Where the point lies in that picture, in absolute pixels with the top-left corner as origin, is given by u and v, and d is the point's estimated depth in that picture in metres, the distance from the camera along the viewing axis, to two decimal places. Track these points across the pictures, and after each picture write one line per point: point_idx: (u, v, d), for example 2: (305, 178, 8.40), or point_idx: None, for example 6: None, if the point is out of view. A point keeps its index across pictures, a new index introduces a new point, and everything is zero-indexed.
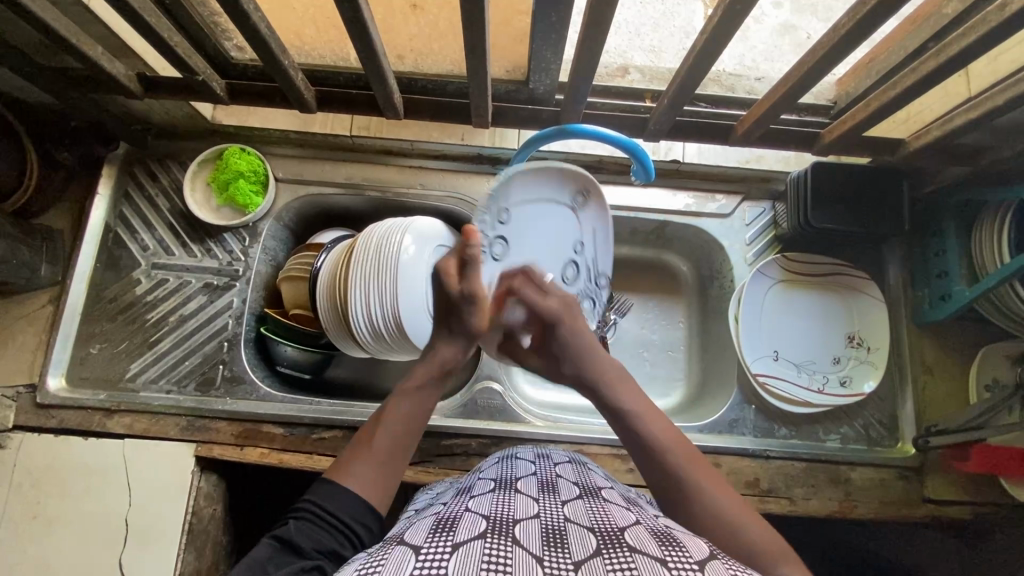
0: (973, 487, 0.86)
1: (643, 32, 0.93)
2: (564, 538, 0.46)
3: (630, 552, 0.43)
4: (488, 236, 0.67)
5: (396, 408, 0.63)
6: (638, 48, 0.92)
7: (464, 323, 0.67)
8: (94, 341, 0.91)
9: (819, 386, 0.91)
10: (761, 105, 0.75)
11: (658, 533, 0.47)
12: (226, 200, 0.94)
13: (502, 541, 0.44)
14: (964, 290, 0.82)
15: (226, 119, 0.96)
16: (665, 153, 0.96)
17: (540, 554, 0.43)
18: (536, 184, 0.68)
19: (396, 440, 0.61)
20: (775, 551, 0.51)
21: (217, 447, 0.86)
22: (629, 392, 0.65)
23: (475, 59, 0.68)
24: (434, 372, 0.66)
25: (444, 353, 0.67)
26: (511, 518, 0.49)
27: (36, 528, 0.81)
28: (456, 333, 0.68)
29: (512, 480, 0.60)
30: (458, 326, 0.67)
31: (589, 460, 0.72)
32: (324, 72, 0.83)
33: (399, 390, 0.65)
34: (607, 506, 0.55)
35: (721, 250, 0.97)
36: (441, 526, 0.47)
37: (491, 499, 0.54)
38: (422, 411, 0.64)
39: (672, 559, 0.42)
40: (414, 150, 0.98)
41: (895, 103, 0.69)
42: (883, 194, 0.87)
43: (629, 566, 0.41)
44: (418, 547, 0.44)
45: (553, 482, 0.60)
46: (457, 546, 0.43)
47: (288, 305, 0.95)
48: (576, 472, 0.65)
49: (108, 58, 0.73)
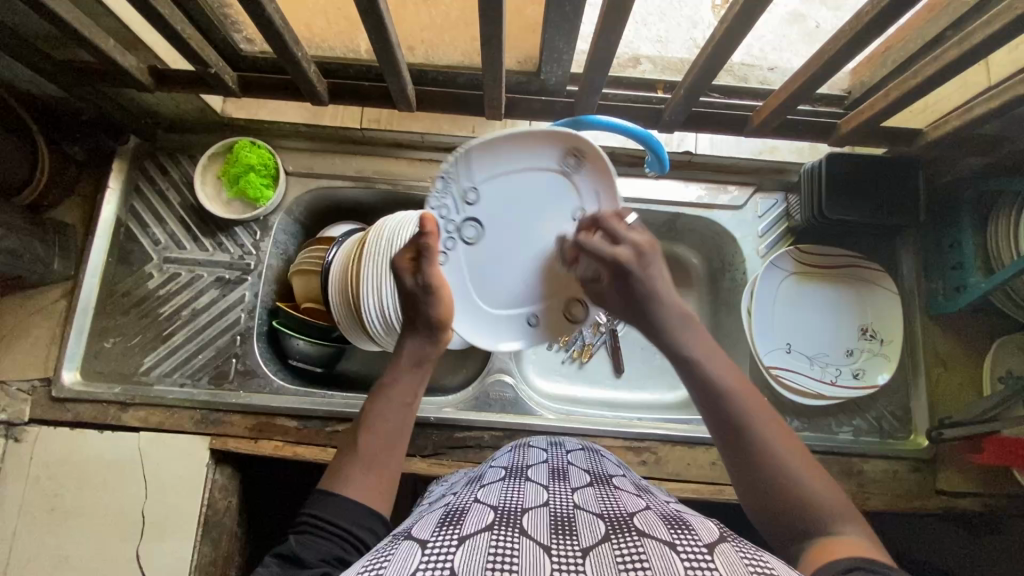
0: (985, 478, 0.86)
1: (649, 21, 0.88)
2: (573, 527, 0.46)
3: (638, 536, 0.43)
4: (452, 221, 0.57)
5: (375, 408, 0.59)
6: (645, 38, 0.89)
7: (425, 315, 0.60)
8: (108, 336, 0.91)
9: (831, 378, 0.91)
10: (778, 96, 0.74)
11: (668, 519, 0.47)
12: (236, 193, 0.93)
13: (509, 532, 0.44)
14: (980, 281, 0.82)
15: (236, 113, 0.95)
16: (677, 144, 0.95)
17: (547, 542, 0.43)
18: (515, 146, 0.54)
19: (386, 436, 0.58)
20: (837, 507, 0.48)
21: (232, 440, 0.86)
22: (692, 337, 0.58)
23: (489, 48, 0.67)
24: (412, 365, 0.62)
25: (411, 348, 0.62)
26: (519, 508, 0.49)
27: (54, 521, 0.82)
28: (418, 327, 0.61)
29: (523, 469, 0.60)
30: (420, 320, 0.61)
31: (603, 447, 0.72)
32: (335, 65, 0.83)
33: (376, 391, 0.61)
34: (619, 493, 0.55)
35: (733, 242, 0.97)
36: (449, 520, 0.47)
37: (501, 489, 0.54)
38: (402, 406, 0.60)
39: (681, 542, 0.42)
40: (424, 142, 0.97)
41: (915, 92, 0.68)
42: (899, 185, 0.86)
43: (637, 549, 0.41)
44: (425, 542, 0.43)
45: (564, 470, 0.60)
46: (463, 539, 0.43)
47: (300, 299, 0.95)
48: (588, 459, 0.65)
49: (119, 51, 0.73)
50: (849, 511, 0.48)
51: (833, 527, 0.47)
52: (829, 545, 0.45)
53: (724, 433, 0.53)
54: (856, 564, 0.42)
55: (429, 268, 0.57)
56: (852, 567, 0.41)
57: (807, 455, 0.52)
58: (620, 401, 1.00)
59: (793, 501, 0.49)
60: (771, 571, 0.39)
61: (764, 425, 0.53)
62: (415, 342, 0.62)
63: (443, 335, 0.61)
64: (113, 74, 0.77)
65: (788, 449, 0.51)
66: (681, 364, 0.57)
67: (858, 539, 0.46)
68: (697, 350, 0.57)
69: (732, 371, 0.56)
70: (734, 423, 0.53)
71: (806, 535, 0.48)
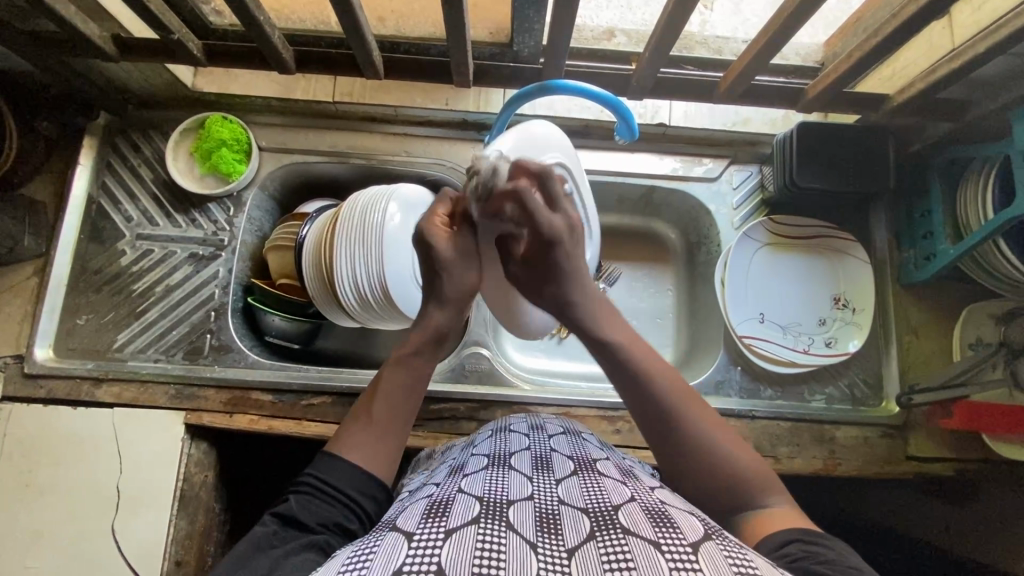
0: (954, 443, 0.87)
1: (635, 5, 0.91)
2: (558, 524, 0.43)
3: (623, 534, 0.41)
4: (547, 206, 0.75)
5: (391, 378, 0.59)
6: (628, 20, 0.90)
7: (454, 282, 0.63)
8: (80, 312, 0.91)
9: (804, 347, 0.92)
10: (743, 59, 0.75)
11: (651, 510, 0.45)
12: (210, 168, 0.93)
13: (495, 526, 0.41)
14: (948, 248, 0.83)
15: (205, 86, 0.94)
16: (652, 116, 0.96)
17: (534, 540, 0.40)
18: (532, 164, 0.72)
19: (397, 405, 0.58)
20: (763, 485, 0.52)
21: (207, 415, 0.86)
22: (614, 321, 0.60)
23: (453, 11, 0.66)
24: (433, 337, 0.62)
25: (437, 320, 0.62)
26: (505, 499, 0.46)
27: (27, 497, 0.81)
28: (449, 298, 0.63)
29: (507, 457, 0.57)
30: (449, 290, 0.63)
31: (583, 427, 0.70)
32: (302, 36, 0.81)
33: (394, 358, 0.61)
34: (603, 480, 0.51)
35: (708, 215, 0.97)
36: (434, 510, 0.44)
37: (484, 478, 0.51)
38: (419, 378, 0.60)
39: (666, 541, 0.39)
40: (398, 116, 0.97)
41: (877, 52, 0.69)
42: (871, 153, 0.87)
43: (623, 552, 0.39)
44: (411, 534, 0.41)
45: (548, 458, 0.57)
46: (451, 532, 0.40)
47: (275, 275, 0.95)
48: (571, 444, 0.62)
49: (82, 19, 0.72)
50: (779, 489, 0.52)
51: (760, 502, 0.51)
52: (763, 522, 0.49)
53: (654, 426, 0.55)
54: (797, 537, 0.46)
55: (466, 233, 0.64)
56: (793, 539, 0.45)
57: (734, 437, 0.54)
58: (601, 374, 1.01)
59: (722, 484, 0.52)
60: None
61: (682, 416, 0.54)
62: (443, 310, 0.63)
63: (467, 305, 0.65)
64: (76, 43, 0.76)
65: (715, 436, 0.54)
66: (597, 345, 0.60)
67: (784, 512, 0.50)
68: (613, 331, 0.60)
69: (649, 354, 0.58)
70: (656, 414, 0.55)
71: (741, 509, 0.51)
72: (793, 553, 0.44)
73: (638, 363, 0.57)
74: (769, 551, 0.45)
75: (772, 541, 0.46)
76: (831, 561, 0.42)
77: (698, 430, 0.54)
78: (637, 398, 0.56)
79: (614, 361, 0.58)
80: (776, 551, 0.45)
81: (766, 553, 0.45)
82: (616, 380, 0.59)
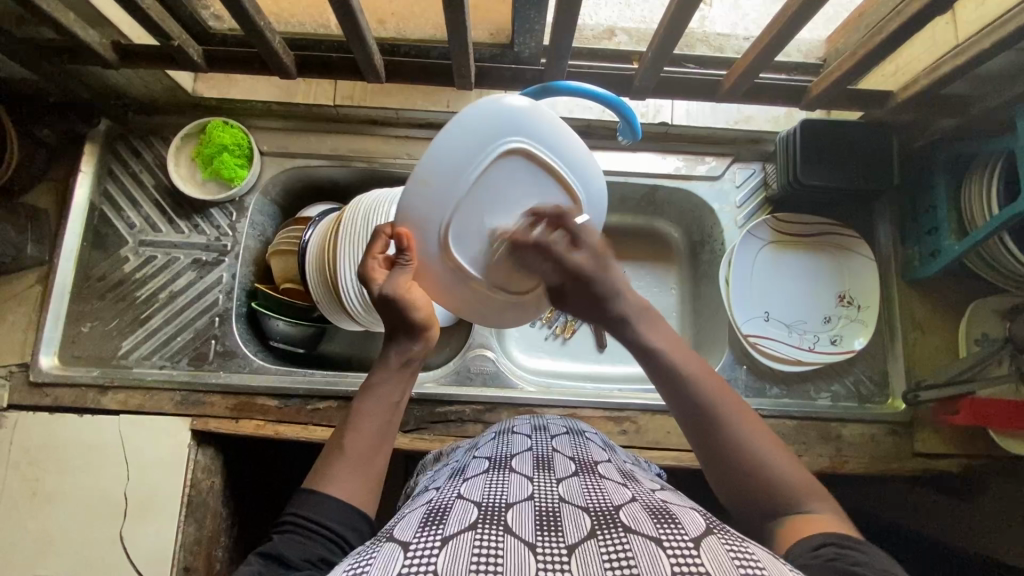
0: (960, 439, 0.87)
1: (632, 3, 0.88)
2: (558, 521, 0.43)
3: (624, 532, 0.40)
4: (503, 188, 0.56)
5: (362, 408, 0.58)
6: (626, 18, 0.88)
7: (404, 322, 0.58)
8: (85, 320, 0.91)
9: (809, 345, 0.92)
10: (746, 57, 0.75)
11: (652, 509, 0.45)
12: (211, 173, 0.93)
13: (493, 531, 0.41)
14: (953, 245, 0.82)
15: (207, 91, 0.95)
16: (653, 115, 0.96)
17: (532, 540, 0.40)
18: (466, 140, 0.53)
19: (371, 434, 0.56)
20: (806, 488, 0.51)
21: (213, 421, 0.86)
22: (659, 329, 0.58)
23: (454, 15, 0.66)
24: (397, 365, 0.60)
25: (398, 351, 0.60)
26: (504, 502, 0.46)
27: (35, 506, 0.82)
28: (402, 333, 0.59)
29: (507, 459, 0.57)
30: (401, 330, 0.59)
31: (588, 427, 0.70)
32: (305, 41, 0.81)
33: (362, 388, 0.59)
34: (604, 482, 0.51)
35: (711, 213, 0.97)
36: (432, 518, 0.44)
37: (484, 482, 0.51)
38: (391, 405, 0.59)
39: (667, 537, 0.39)
40: (399, 118, 0.96)
41: (882, 49, 0.69)
42: (875, 149, 0.86)
43: (624, 550, 0.38)
44: (407, 543, 0.41)
45: (549, 458, 0.56)
46: (446, 539, 0.40)
47: (279, 279, 0.94)
48: (572, 444, 0.62)
49: (81, 26, 0.72)
50: (819, 494, 0.51)
51: (802, 507, 0.50)
52: (800, 524, 0.49)
53: (700, 436, 0.54)
54: (832, 541, 0.45)
55: (396, 276, 0.57)
56: (828, 542, 0.45)
57: (773, 438, 0.54)
58: (604, 374, 1.01)
59: (766, 488, 0.51)
60: (759, 565, 0.38)
61: (734, 426, 0.53)
62: (399, 343, 0.59)
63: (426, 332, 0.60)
64: (75, 50, 0.76)
65: (756, 443, 0.52)
66: (645, 355, 0.58)
67: (826, 517, 0.49)
68: (660, 341, 0.58)
69: (698, 365, 0.56)
70: (704, 423, 0.54)
71: (781, 513, 0.50)
72: (827, 554, 0.43)
73: (688, 374, 0.56)
74: (803, 554, 0.45)
75: (809, 541, 0.46)
76: (865, 563, 0.42)
77: (744, 438, 0.52)
78: (702, 423, 0.54)
79: (664, 370, 0.56)
80: (811, 554, 0.44)
81: (801, 553, 0.45)
82: (664, 393, 0.57)
